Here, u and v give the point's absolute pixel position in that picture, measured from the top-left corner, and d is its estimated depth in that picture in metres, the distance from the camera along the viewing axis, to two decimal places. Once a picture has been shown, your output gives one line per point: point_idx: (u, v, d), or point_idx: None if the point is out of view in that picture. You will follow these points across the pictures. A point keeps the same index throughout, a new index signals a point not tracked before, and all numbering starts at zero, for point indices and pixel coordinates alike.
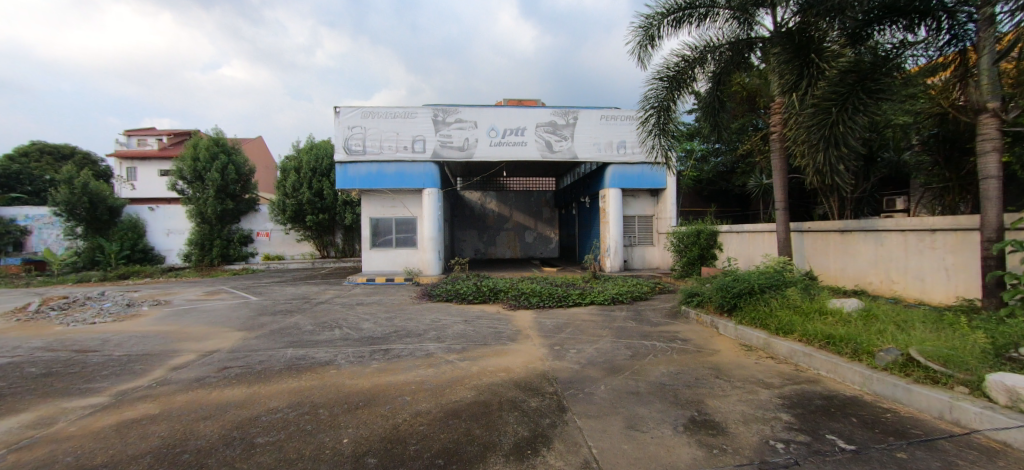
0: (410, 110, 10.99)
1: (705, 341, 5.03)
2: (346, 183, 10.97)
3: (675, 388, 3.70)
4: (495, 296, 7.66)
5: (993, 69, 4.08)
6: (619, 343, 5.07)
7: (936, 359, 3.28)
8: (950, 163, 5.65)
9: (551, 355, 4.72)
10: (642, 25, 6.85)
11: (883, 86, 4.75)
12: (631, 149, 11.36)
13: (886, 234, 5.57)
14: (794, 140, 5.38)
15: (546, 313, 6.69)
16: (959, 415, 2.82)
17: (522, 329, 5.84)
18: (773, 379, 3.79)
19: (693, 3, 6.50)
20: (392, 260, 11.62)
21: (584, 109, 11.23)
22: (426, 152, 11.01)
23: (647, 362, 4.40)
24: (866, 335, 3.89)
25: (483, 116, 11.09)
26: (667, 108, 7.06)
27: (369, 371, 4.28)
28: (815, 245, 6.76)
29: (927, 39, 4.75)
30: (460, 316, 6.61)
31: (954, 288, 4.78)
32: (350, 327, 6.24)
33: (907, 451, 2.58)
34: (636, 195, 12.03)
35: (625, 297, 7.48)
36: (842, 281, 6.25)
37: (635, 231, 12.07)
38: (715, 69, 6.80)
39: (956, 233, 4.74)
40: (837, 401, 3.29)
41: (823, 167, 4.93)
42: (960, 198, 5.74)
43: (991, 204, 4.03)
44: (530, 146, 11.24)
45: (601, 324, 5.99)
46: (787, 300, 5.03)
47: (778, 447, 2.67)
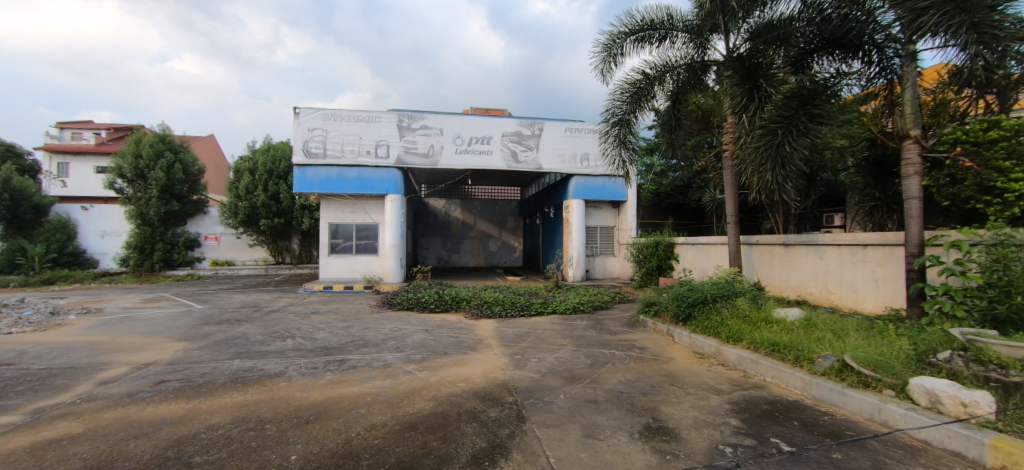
0: (374, 114, 10.77)
1: (661, 349, 5.16)
2: (304, 186, 10.58)
3: (631, 395, 3.77)
4: (456, 305, 7.55)
5: (915, 100, 4.50)
6: (579, 351, 5.11)
7: (867, 365, 3.51)
8: (878, 184, 6.16)
9: (511, 364, 4.70)
10: (605, 42, 7.10)
11: (822, 112, 5.13)
12: (594, 162, 11.66)
13: (824, 248, 5.98)
14: (744, 158, 5.71)
15: (507, 322, 6.66)
16: (886, 417, 3.04)
17: (483, 338, 5.78)
18: (723, 385, 3.94)
19: (653, 25, 6.81)
20: (351, 267, 11.24)
21: (549, 120, 11.44)
22: (390, 158, 10.83)
23: (605, 370, 4.46)
24: (807, 342, 4.12)
25: (449, 123, 11.03)
26: (628, 122, 7.32)
27: (321, 383, 4.08)
28: (762, 257, 7.15)
29: (860, 71, 5.18)
30: (420, 325, 6.46)
31: (883, 298, 5.17)
32: (304, 337, 5.96)
33: (841, 451, 2.74)
34: (598, 207, 12.32)
35: (586, 306, 7.59)
36: (786, 291, 6.63)
37: (597, 241, 12.33)
38: (672, 88, 7.12)
39: (884, 248, 5.15)
40: (780, 406, 3.46)
41: (770, 184, 5.24)
42: (888, 216, 6.24)
43: (913, 222, 4.41)
44: (496, 155, 11.29)
45: (561, 333, 6.03)
46: (737, 309, 5.26)
47: (726, 451, 2.77)
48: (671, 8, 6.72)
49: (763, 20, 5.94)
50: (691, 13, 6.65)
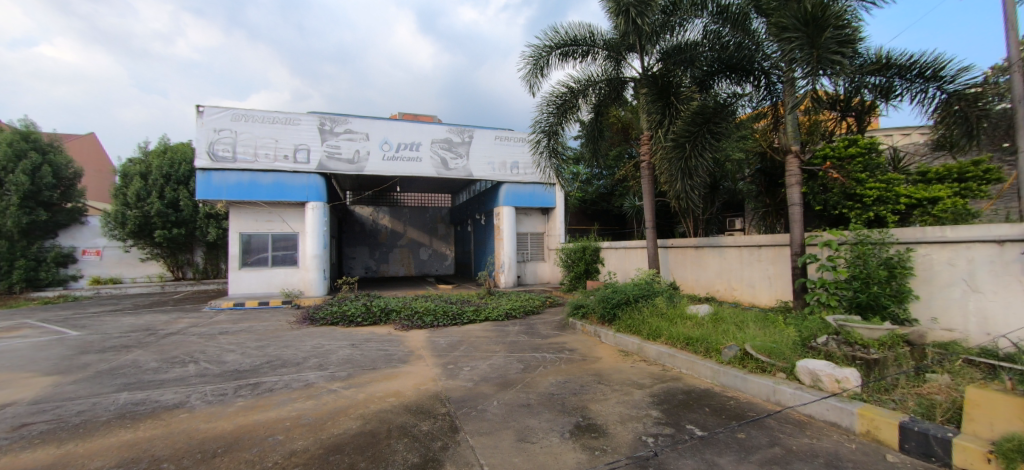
0: (291, 116, 10.06)
1: (589, 350, 5.38)
2: (209, 193, 9.56)
3: (562, 396, 3.87)
4: (385, 317, 7.23)
5: (794, 121, 5.19)
6: (512, 357, 5.15)
7: (763, 352, 3.94)
8: (769, 191, 7.02)
9: (443, 374, 4.60)
10: (532, 55, 7.34)
11: (722, 129, 5.71)
12: (523, 170, 11.94)
13: (727, 249, 6.65)
14: (659, 169, 6.22)
15: (439, 332, 6.52)
16: (779, 397, 3.45)
17: (414, 349, 5.60)
18: (645, 380, 4.20)
19: (576, 40, 7.18)
20: (266, 281, 10.32)
21: (479, 128, 11.50)
22: (311, 163, 10.17)
23: (537, 373, 4.54)
24: (715, 335, 4.54)
25: (375, 128, 10.65)
26: (555, 132, 7.62)
27: (231, 411, 3.67)
28: (676, 259, 7.76)
29: (751, 94, 5.88)
30: (346, 340, 6.09)
31: (775, 293, 5.86)
32: (210, 361, 5.32)
33: (744, 431, 3.04)
34: (528, 214, 12.60)
35: (517, 311, 7.69)
36: (697, 289, 7.26)
37: (528, 247, 12.58)
38: (595, 101, 7.53)
39: (774, 249, 5.86)
40: (694, 394, 3.77)
41: (681, 193, 5.77)
42: (777, 220, 7.11)
43: (796, 225, 5.07)
44: (425, 162, 11.09)
45: (494, 340, 6.03)
46: (656, 307, 5.66)
47: (649, 441, 2.95)
48: (592, 27, 7.13)
49: (672, 42, 6.53)
50: (610, 32, 7.11)
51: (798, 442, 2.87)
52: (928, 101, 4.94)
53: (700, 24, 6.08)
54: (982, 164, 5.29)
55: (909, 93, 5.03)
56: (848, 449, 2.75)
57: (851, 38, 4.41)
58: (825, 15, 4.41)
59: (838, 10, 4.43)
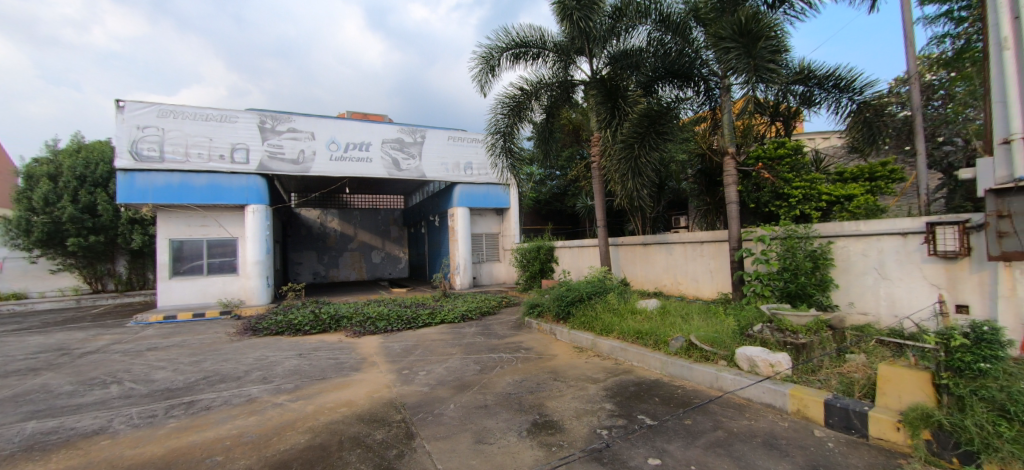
0: (227, 113, 9.40)
1: (545, 347, 5.45)
2: (133, 196, 8.73)
3: (519, 395, 3.89)
4: (335, 324, 6.93)
5: (731, 124, 5.53)
6: (468, 359, 5.11)
7: (707, 342, 4.17)
8: (708, 191, 7.45)
9: (398, 380, 4.48)
10: (483, 55, 7.35)
11: (667, 131, 5.97)
12: (477, 171, 11.91)
13: (673, 246, 6.98)
14: (609, 169, 6.41)
15: (393, 337, 6.34)
16: (721, 383, 3.67)
17: (367, 356, 5.41)
18: (598, 374, 4.32)
19: (527, 43, 7.27)
20: (201, 291, 9.57)
21: (431, 128, 11.33)
22: (251, 164, 9.56)
23: (494, 374, 4.54)
24: (663, 328, 4.75)
25: (321, 127, 10.19)
26: (508, 133, 7.66)
27: (161, 433, 3.36)
28: (626, 256, 8.05)
29: (693, 98, 6.16)
30: (292, 350, 5.77)
31: (716, 286, 6.23)
32: (136, 380, 4.85)
33: (690, 418, 3.21)
34: (483, 214, 12.58)
35: (473, 313, 7.65)
36: (646, 284, 7.57)
37: (483, 248, 12.56)
38: (547, 103, 7.66)
39: (715, 244, 6.23)
40: (645, 385, 3.92)
41: (631, 191, 6.00)
42: (716, 217, 7.54)
43: (734, 222, 5.42)
44: (376, 162, 10.76)
45: (450, 342, 5.96)
46: (608, 304, 5.84)
47: (603, 433, 3.03)
48: (542, 29, 7.24)
49: (619, 48, 6.79)
50: (559, 35, 7.25)
51: (738, 424, 3.06)
52: (843, 108, 5.45)
53: (645, 31, 6.37)
54: (888, 165, 5.92)
55: (828, 101, 5.52)
56: (781, 427, 2.99)
57: (780, 48, 4.78)
58: (757, 27, 4.75)
59: (768, 22, 4.78)
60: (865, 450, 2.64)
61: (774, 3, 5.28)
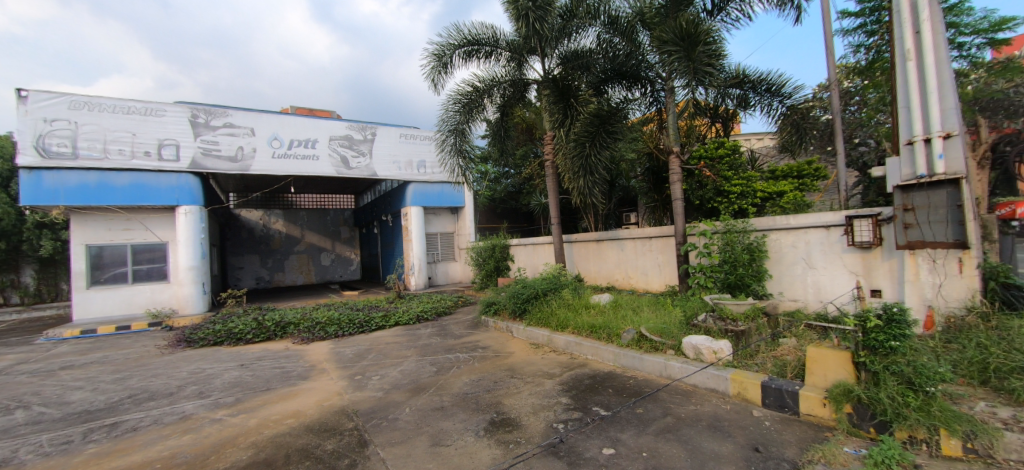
0: (153, 106, 8.63)
1: (502, 345, 5.45)
2: (40, 197, 7.79)
3: (476, 395, 3.86)
4: (281, 331, 6.55)
5: (675, 125, 5.80)
6: (424, 360, 5.01)
7: (656, 333, 4.34)
8: (656, 188, 7.75)
9: (350, 387, 4.31)
10: (435, 52, 7.25)
11: (617, 130, 6.17)
12: (430, 169, 11.72)
13: (623, 242, 7.22)
14: (563, 167, 6.54)
15: (344, 342, 6.10)
16: (670, 371, 3.84)
17: (316, 363, 5.16)
18: (554, 369, 4.38)
19: (479, 41, 7.24)
20: (126, 301, 8.73)
21: (382, 125, 11.00)
22: (182, 161, 8.83)
23: (450, 375, 4.47)
24: (615, 321, 4.89)
25: (262, 123, 9.60)
26: (461, 131, 7.59)
27: (76, 461, 3.02)
28: (580, 253, 8.23)
29: (640, 98, 6.40)
30: (232, 361, 5.39)
31: (664, 279, 6.51)
32: (47, 403, 4.33)
33: (642, 406, 3.33)
34: (437, 213, 12.39)
35: (429, 313, 7.52)
36: (599, 279, 7.79)
37: (438, 248, 12.37)
38: (500, 101, 7.66)
39: (662, 239, 6.53)
40: (599, 378, 4.03)
41: (584, 189, 6.15)
42: (663, 214, 7.86)
43: (679, 218, 5.69)
44: (323, 160, 10.30)
45: (404, 344, 5.81)
46: (563, 299, 5.94)
47: (559, 427, 3.07)
48: (494, 28, 7.24)
49: (569, 48, 6.92)
50: (512, 34, 7.28)
51: (685, 410, 3.22)
52: (774, 111, 5.88)
53: (594, 33, 6.53)
54: (813, 164, 6.45)
55: (761, 105, 5.94)
56: (724, 410, 3.17)
57: (718, 52, 5.08)
58: (696, 31, 5.00)
59: (707, 28, 5.06)
60: (796, 426, 2.86)
61: (713, 10, 5.59)
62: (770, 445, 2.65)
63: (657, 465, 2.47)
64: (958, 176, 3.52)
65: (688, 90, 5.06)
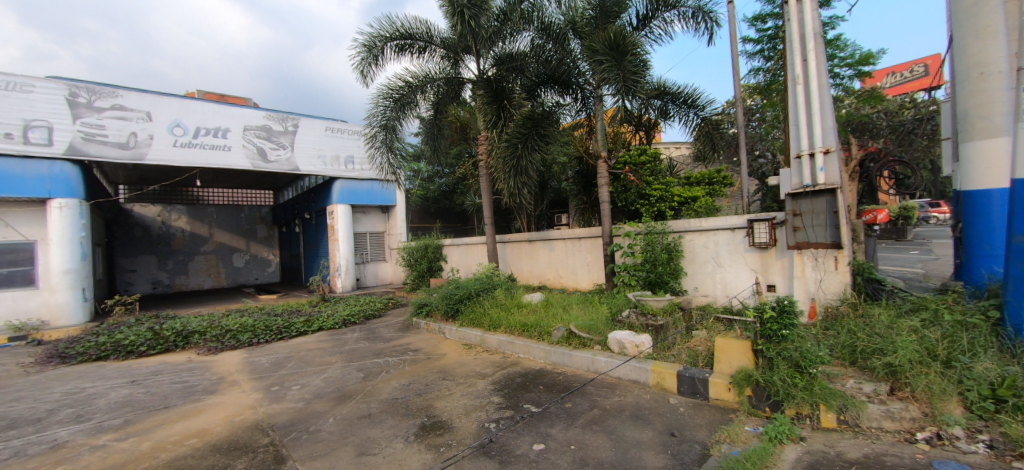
0: (17, 80, 7.30)
1: (433, 348, 5.36)
2: None
3: (406, 399, 3.75)
4: (183, 342, 5.86)
5: (603, 131, 6.08)
6: (351, 366, 4.77)
7: (584, 330, 4.53)
8: (585, 191, 8.08)
9: (265, 399, 3.96)
10: (365, 43, 6.93)
11: (548, 134, 6.32)
12: (359, 165, 11.22)
13: (554, 242, 7.44)
14: (496, 167, 6.57)
15: (260, 351, 5.61)
16: (596, 366, 4.03)
17: (226, 375, 4.69)
18: (486, 369, 4.39)
19: (412, 35, 7.07)
20: None
21: (305, 117, 10.30)
22: (56, 146, 7.54)
23: (379, 380, 4.31)
24: (546, 319, 5.02)
25: (161, 107, 8.53)
26: (392, 127, 7.32)
27: None
28: (513, 253, 8.34)
29: (571, 104, 6.62)
30: (121, 378, 4.71)
31: (592, 277, 6.81)
32: None
33: (570, 401, 3.46)
34: (366, 212, 11.85)
35: (356, 317, 7.17)
36: (531, 279, 7.96)
37: (367, 248, 11.83)
38: (433, 99, 7.49)
39: (590, 240, 6.81)
40: (530, 376, 4.11)
41: (515, 190, 6.24)
42: (592, 215, 8.20)
43: (606, 219, 5.99)
44: (236, 151, 9.39)
45: (329, 351, 5.49)
46: (495, 299, 5.97)
47: (491, 427, 3.08)
48: (428, 24, 7.11)
49: (504, 50, 6.99)
50: (446, 31, 7.20)
51: (610, 401, 3.40)
52: (690, 123, 6.40)
53: (528, 37, 6.65)
54: (721, 172, 7.17)
55: (679, 116, 6.43)
56: (645, 399, 3.39)
57: (643, 64, 5.39)
58: (623, 43, 5.29)
59: (633, 41, 5.36)
60: (706, 410, 3.15)
61: (638, 25, 5.95)
62: (684, 429, 2.88)
63: (584, 456, 2.57)
64: (834, 187, 4.09)
65: (616, 98, 5.34)
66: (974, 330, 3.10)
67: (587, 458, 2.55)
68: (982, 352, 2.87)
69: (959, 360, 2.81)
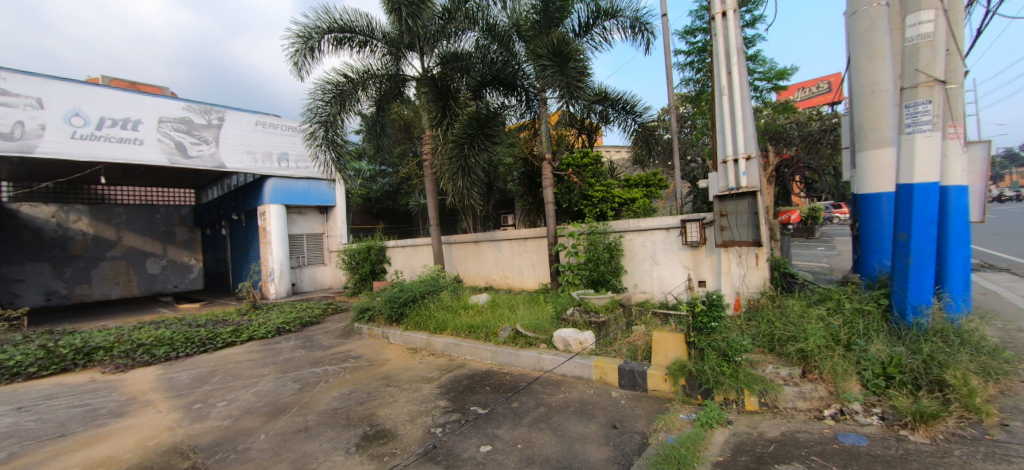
0: None
1: (376, 353, 5.18)
2: None
3: (347, 409, 3.59)
4: (84, 360, 5.18)
5: (548, 134, 6.19)
6: (285, 378, 4.48)
7: (530, 329, 4.59)
8: (530, 192, 8.19)
9: (185, 419, 3.61)
10: (300, 33, 6.54)
11: (494, 135, 6.33)
12: (294, 163, 10.58)
13: (500, 243, 7.47)
14: (442, 167, 6.49)
15: (180, 365, 5.11)
16: (540, 364, 4.11)
17: (138, 395, 4.22)
18: (432, 373, 4.32)
19: (352, 28, 6.80)
20: None
21: (232, 110, 9.57)
22: None
23: (317, 390, 4.08)
24: (493, 320, 5.03)
25: (56, 93, 7.51)
26: (332, 123, 6.97)
27: None
28: (459, 254, 8.27)
29: (516, 106, 6.66)
30: (3, 405, 4.06)
31: (538, 277, 6.92)
32: None
33: (517, 400, 3.49)
34: (303, 213, 11.20)
35: (291, 325, 6.76)
36: (478, 280, 7.94)
37: (304, 250, 11.19)
38: (375, 95, 7.24)
39: (536, 240, 6.92)
40: (477, 377, 4.10)
41: (462, 190, 6.22)
42: (538, 216, 8.33)
43: (550, 219, 6.11)
44: (150, 146, 8.48)
45: (261, 362, 5.12)
46: (441, 301, 5.89)
47: (437, 431, 3.04)
48: (369, 17, 6.86)
49: (449, 49, 6.90)
50: (389, 26, 6.99)
51: (555, 398, 3.47)
52: (628, 128, 6.70)
53: (473, 37, 6.61)
54: (657, 175, 7.58)
55: (619, 120, 6.70)
56: (588, 394, 3.50)
57: (586, 70, 5.56)
58: (566, 49, 5.42)
59: (576, 47, 5.51)
60: (644, 401, 3.32)
61: (581, 32, 6.13)
62: (625, 421, 3.01)
63: (530, 454, 2.60)
64: (754, 190, 4.45)
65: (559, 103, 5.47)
66: (869, 316, 3.52)
67: (533, 456, 2.58)
68: (875, 335, 3.28)
69: (857, 343, 3.18)
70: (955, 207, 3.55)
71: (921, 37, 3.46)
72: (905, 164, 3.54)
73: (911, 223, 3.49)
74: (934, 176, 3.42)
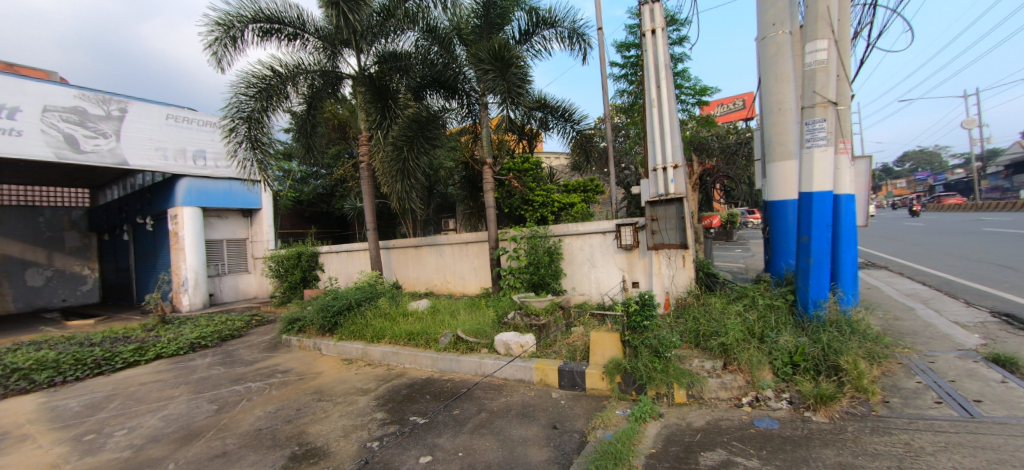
0: None
1: (308, 366, 4.87)
2: None
3: (273, 428, 3.33)
4: None
5: (489, 138, 6.22)
6: (200, 398, 4.07)
7: (471, 334, 4.56)
8: (472, 196, 8.18)
9: (73, 453, 3.14)
10: (219, 20, 6.01)
11: (435, 138, 6.23)
12: (212, 162, 9.70)
13: (441, 247, 7.35)
14: (380, 169, 6.29)
15: (69, 391, 4.45)
16: (481, 369, 4.09)
17: (11, 429, 3.60)
18: (368, 384, 4.14)
19: (281, 19, 6.39)
20: None
21: (136, 100, 8.60)
22: None
23: (238, 410, 3.75)
24: (433, 327, 4.92)
25: None
26: (257, 120, 6.45)
27: None
28: (398, 259, 8.03)
29: (457, 109, 6.59)
30: None
31: (479, 281, 6.91)
32: None
33: (458, 407, 3.45)
34: (223, 216, 10.30)
35: (208, 339, 6.18)
36: (418, 286, 7.76)
37: (224, 257, 10.28)
38: (307, 92, 6.84)
39: (477, 244, 6.90)
40: (416, 386, 4.00)
41: (402, 193, 6.08)
42: (479, 220, 8.35)
43: (491, 223, 6.12)
44: (32, 138, 7.32)
45: (171, 382, 4.62)
46: (379, 309, 5.69)
47: (374, 445, 2.91)
48: (300, 9, 6.50)
49: (387, 48, 6.72)
50: (322, 21, 6.67)
51: (497, 403, 3.47)
52: (567, 135, 6.91)
53: (412, 37, 6.48)
54: (593, 181, 7.90)
55: (559, 128, 6.90)
56: (530, 396, 3.55)
57: (526, 76, 5.65)
58: (507, 55, 5.48)
59: (517, 53, 5.58)
60: (583, 400, 3.43)
61: (521, 39, 6.23)
62: (565, 421, 3.08)
63: (471, 461, 2.58)
64: (681, 196, 4.76)
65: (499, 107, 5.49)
66: (778, 310, 3.90)
67: (474, 463, 2.56)
68: (783, 327, 3.64)
69: (769, 336, 3.51)
70: (845, 212, 4.04)
71: (818, 63, 3.90)
72: (806, 174, 3.99)
73: (812, 227, 3.94)
74: (829, 185, 3.88)
